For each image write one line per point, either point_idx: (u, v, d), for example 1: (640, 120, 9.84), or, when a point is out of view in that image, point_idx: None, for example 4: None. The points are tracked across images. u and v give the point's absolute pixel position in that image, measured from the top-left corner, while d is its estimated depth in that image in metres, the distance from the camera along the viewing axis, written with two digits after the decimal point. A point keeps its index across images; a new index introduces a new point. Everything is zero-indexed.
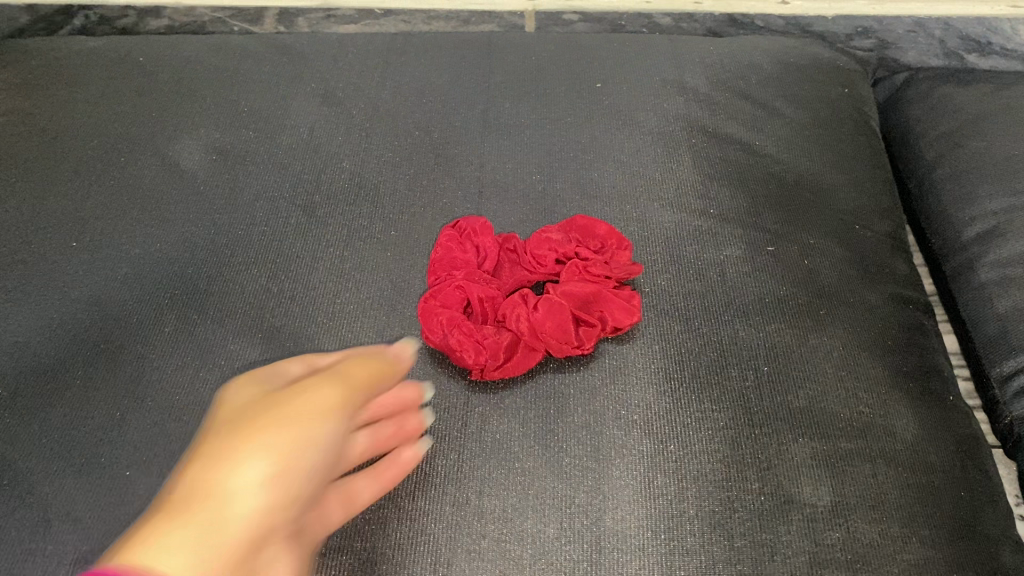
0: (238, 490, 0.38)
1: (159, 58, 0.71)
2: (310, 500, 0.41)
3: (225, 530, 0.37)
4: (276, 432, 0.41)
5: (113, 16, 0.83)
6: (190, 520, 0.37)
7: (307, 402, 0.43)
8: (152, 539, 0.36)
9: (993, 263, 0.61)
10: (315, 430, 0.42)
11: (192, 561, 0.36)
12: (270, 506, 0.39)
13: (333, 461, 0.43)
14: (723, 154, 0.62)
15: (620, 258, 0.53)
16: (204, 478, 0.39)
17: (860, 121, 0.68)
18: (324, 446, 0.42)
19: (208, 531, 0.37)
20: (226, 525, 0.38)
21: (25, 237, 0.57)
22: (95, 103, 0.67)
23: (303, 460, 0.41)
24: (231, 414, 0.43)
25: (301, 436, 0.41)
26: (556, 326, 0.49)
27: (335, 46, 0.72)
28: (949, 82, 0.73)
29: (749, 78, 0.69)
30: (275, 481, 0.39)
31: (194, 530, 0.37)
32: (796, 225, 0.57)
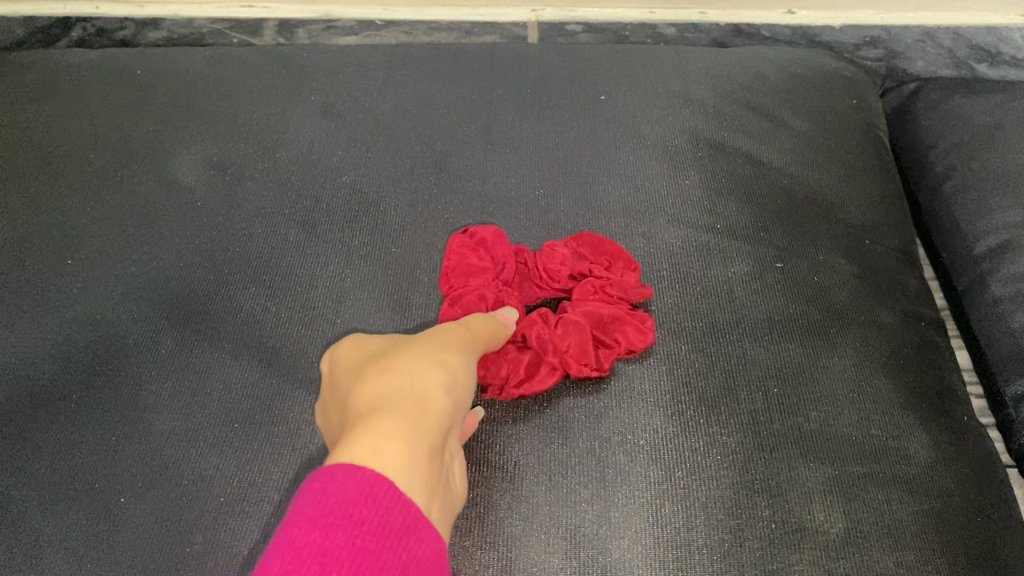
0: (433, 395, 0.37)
1: (157, 71, 0.71)
2: (458, 417, 0.39)
3: (428, 423, 0.35)
4: (406, 355, 0.40)
5: (112, 27, 0.82)
6: (400, 411, 0.35)
7: (434, 339, 0.42)
8: (381, 419, 0.34)
9: (1005, 279, 0.60)
10: (451, 355, 0.41)
11: (429, 456, 0.34)
12: (443, 411, 0.37)
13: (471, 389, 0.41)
14: (730, 167, 0.61)
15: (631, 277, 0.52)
16: (367, 390, 0.37)
17: (869, 132, 0.67)
18: (462, 371, 0.41)
19: (424, 427, 0.35)
20: (430, 422, 0.36)
21: (19, 255, 0.56)
22: (92, 118, 0.66)
23: (450, 376, 0.39)
24: (358, 361, 0.42)
25: (440, 358, 0.40)
26: (575, 346, 0.48)
27: (335, 58, 0.71)
28: (959, 92, 0.72)
29: (755, 89, 0.67)
30: (439, 391, 0.38)
31: (402, 421, 0.34)
32: (805, 241, 0.56)
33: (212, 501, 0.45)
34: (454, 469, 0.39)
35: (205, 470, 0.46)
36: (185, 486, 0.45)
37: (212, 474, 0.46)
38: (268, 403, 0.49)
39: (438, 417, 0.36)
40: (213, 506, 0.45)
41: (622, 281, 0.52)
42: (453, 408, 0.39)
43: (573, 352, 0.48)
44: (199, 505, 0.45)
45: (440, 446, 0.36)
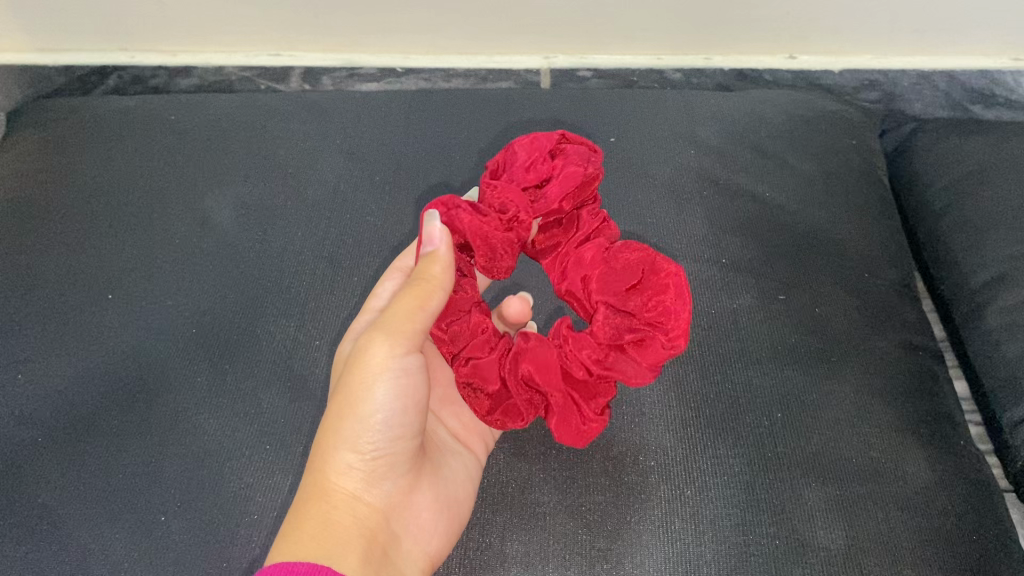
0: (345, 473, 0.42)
1: (190, 116, 0.74)
2: (389, 468, 0.44)
3: (335, 518, 0.41)
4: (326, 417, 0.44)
5: (146, 76, 0.87)
6: (308, 516, 0.41)
7: (353, 366, 0.44)
8: (295, 529, 0.40)
9: (999, 309, 0.62)
10: (364, 394, 0.43)
11: (346, 552, 0.40)
12: (356, 490, 0.43)
13: (404, 420, 0.44)
14: (734, 205, 0.64)
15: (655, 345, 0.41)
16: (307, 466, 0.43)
17: (868, 171, 0.70)
18: (378, 410, 0.43)
19: (331, 528, 0.41)
20: (340, 517, 0.42)
21: (63, 290, 0.59)
22: (130, 161, 0.70)
23: (361, 437, 0.43)
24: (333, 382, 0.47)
25: (350, 409, 0.43)
26: (486, 375, 0.45)
27: (358, 102, 0.75)
28: (954, 132, 0.75)
29: (759, 131, 0.71)
30: (349, 468, 0.43)
31: (311, 527, 0.40)
32: (807, 274, 0.59)
33: (248, 517, 0.48)
34: (410, 513, 0.45)
35: (241, 491, 0.49)
36: (222, 503, 0.48)
37: (247, 493, 0.49)
38: (299, 427, 0.52)
39: (349, 504, 0.42)
40: (248, 522, 0.48)
41: (627, 354, 0.42)
42: (378, 469, 0.44)
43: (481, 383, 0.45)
44: (236, 521, 0.48)
45: (356, 532, 0.42)
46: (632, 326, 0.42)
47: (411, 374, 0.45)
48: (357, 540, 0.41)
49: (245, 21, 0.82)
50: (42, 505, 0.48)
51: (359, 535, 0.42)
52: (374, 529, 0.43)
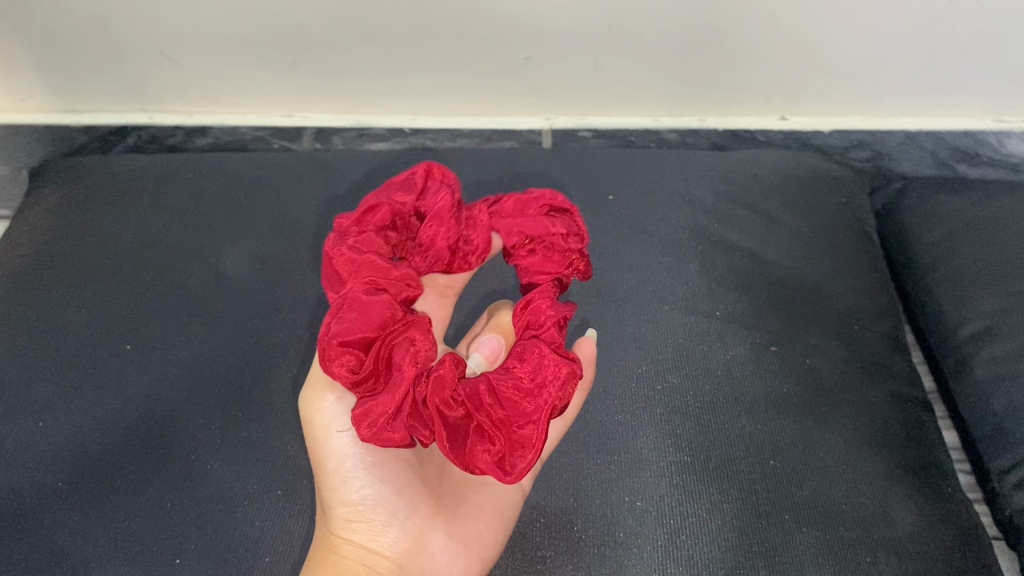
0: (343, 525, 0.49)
1: (206, 174, 0.78)
2: (390, 512, 0.51)
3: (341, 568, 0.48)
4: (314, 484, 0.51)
5: (164, 135, 0.91)
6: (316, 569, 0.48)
7: (311, 431, 0.51)
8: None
9: (987, 360, 0.65)
10: (329, 450, 0.50)
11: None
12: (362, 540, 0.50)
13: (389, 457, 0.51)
14: (727, 260, 0.66)
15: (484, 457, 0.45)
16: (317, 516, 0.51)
17: (858, 229, 0.73)
18: (348, 459, 0.50)
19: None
20: (350, 565, 0.49)
21: (83, 341, 0.62)
22: (148, 217, 0.73)
23: (346, 488, 0.50)
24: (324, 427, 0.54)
25: (324, 471, 0.50)
26: (368, 313, 0.47)
27: (367, 161, 0.78)
28: (941, 191, 0.78)
29: (751, 189, 0.74)
30: (348, 520, 0.50)
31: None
32: (798, 327, 0.61)
33: (259, 560, 0.50)
34: (425, 553, 0.51)
35: (251, 535, 0.51)
36: (233, 546, 0.50)
37: (259, 537, 0.51)
38: (308, 473, 0.54)
39: (357, 552, 0.49)
40: (259, 565, 0.50)
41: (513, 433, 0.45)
42: (377, 516, 0.50)
43: (358, 309, 0.47)
44: (247, 564, 0.50)
45: None
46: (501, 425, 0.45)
47: None
48: None
49: (259, 84, 0.86)
50: (62, 548, 0.50)
51: None
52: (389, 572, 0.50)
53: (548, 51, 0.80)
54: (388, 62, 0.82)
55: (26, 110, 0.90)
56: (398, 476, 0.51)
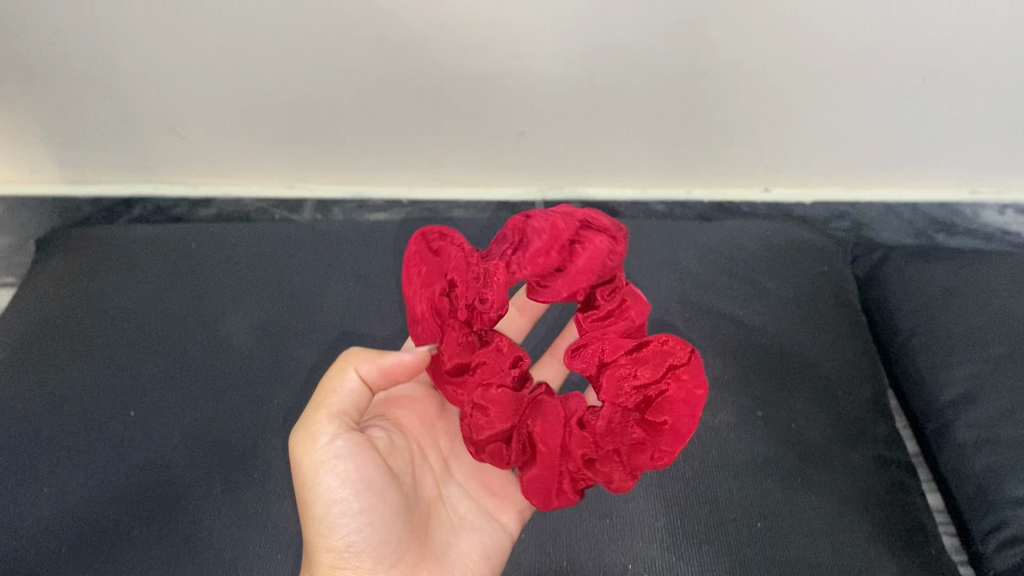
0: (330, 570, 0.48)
1: (210, 244, 0.80)
2: (377, 559, 0.48)
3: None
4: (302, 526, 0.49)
5: (169, 206, 0.95)
6: None
7: (299, 472, 0.48)
8: None
9: (968, 423, 0.67)
10: (317, 496, 0.47)
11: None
12: None
13: (376, 506, 0.47)
14: (715, 327, 0.69)
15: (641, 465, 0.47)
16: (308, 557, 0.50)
17: (840, 297, 0.76)
18: (335, 504, 0.47)
19: None
20: None
21: (88, 409, 0.64)
22: (153, 286, 0.76)
23: (332, 537, 0.47)
24: None
25: (312, 515, 0.47)
26: (498, 410, 0.48)
27: (366, 229, 0.81)
28: (919, 259, 0.81)
29: (737, 258, 0.76)
30: (334, 566, 0.48)
31: None
32: (784, 392, 0.64)
33: None
34: None
35: None
36: None
37: None
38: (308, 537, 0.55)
39: None
40: None
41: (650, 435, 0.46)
42: (364, 563, 0.48)
43: (481, 410, 0.48)
44: None
45: None
46: (648, 429, 0.46)
47: (359, 457, 0.47)
48: None
49: (262, 158, 0.89)
50: None
51: None
52: None
53: (542, 127, 0.83)
54: (388, 137, 0.86)
55: (34, 182, 0.93)
56: (387, 520, 0.48)
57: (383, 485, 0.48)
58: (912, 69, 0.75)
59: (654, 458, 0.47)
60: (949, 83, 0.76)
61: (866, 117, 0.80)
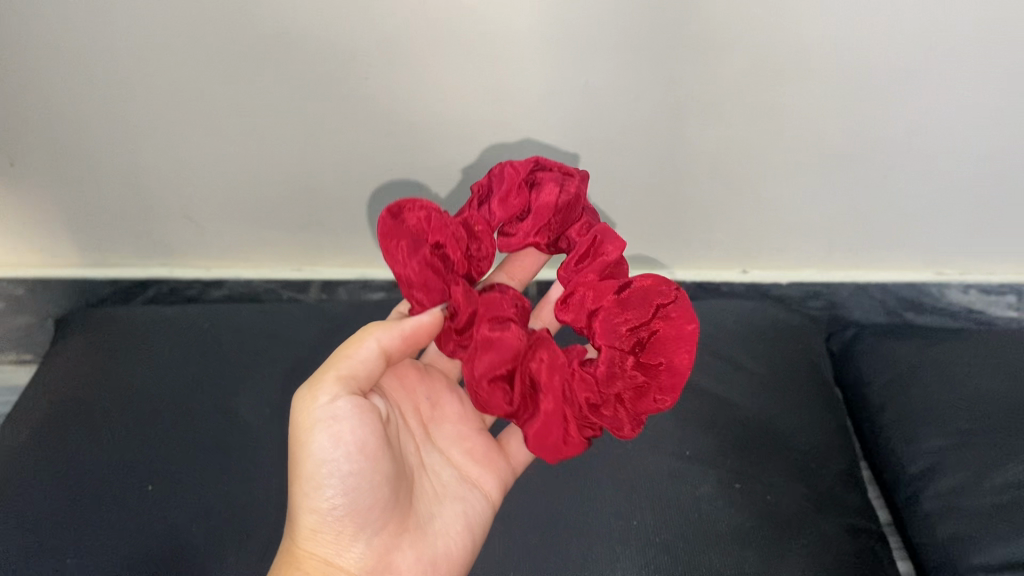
0: (311, 530, 0.54)
1: (223, 322, 0.85)
2: (358, 527, 0.54)
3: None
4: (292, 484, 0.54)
5: (182, 287, 1.01)
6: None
7: (300, 428, 0.53)
8: None
9: (935, 494, 0.71)
10: (310, 452, 0.52)
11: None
12: (325, 553, 0.54)
13: (364, 473, 0.52)
14: (697, 404, 0.73)
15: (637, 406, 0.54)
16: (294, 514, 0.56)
17: (815, 372, 0.81)
18: (325, 465, 0.52)
19: None
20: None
21: (109, 483, 0.69)
22: (168, 363, 0.80)
23: (316, 500, 0.53)
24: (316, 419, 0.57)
25: (303, 473, 0.53)
26: (504, 352, 0.54)
27: (370, 310, 0.86)
28: (889, 337, 0.86)
29: (718, 337, 0.81)
30: (315, 528, 0.54)
31: None
32: (761, 465, 0.68)
33: None
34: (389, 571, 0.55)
35: None
36: None
37: None
38: None
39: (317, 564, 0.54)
40: None
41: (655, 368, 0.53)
42: (345, 530, 0.54)
43: (491, 348, 0.54)
44: None
45: None
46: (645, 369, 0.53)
47: (357, 424, 0.52)
48: None
49: (272, 244, 0.95)
50: None
51: None
52: None
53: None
54: None
55: (54, 267, 0.98)
56: (373, 487, 0.53)
57: (376, 452, 0.52)
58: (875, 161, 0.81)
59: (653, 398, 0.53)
60: (911, 175, 0.82)
61: (836, 205, 0.87)
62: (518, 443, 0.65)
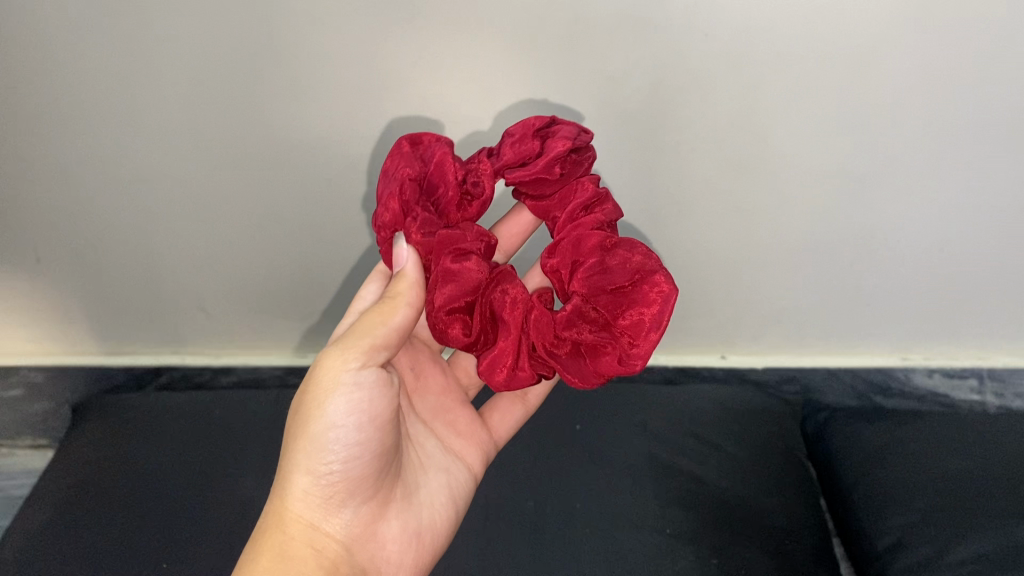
0: (301, 493, 0.57)
1: (230, 408, 0.90)
2: (353, 493, 0.58)
3: (288, 542, 0.57)
4: (293, 444, 0.57)
5: (193, 374, 1.07)
6: (264, 540, 0.56)
7: (315, 391, 0.56)
8: (257, 549, 0.56)
9: (902, 567, 0.75)
10: (322, 415, 0.56)
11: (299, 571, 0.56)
12: (313, 516, 0.58)
13: (369, 442, 0.57)
14: (677, 484, 0.78)
15: (598, 364, 0.56)
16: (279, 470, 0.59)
17: (789, 453, 0.86)
18: (334, 430, 0.56)
19: (286, 556, 0.56)
20: (295, 538, 0.57)
21: (125, 564, 0.74)
22: (179, 447, 0.86)
23: (316, 463, 0.56)
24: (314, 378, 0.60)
25: (309, 436, 0.56)
26: (466, 282, 0.56)
27: None
28: (858, 419, 0.92)
29: (697, 420, 0.87)
30: (306, 490, 0.57)
31: (266, 549, 0.56)
32: (736, 539, 0.74)
33: None
34: (372, 535, 0.60)
35: None
36: None
37: None
38: None
39: (304, 526, 0.57)
40: None
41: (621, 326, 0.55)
42: (337, 497, 0.58)
43: (453, 280, 0.56)
44: None
45: (309, 552, 0.57)
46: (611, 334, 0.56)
47: (371, 396, 0.56)
48: (314, 560, 0.56)
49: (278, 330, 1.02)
50: None
51: (317, 556, 0.57)
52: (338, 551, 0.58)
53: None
54: None
55: (70, 353, 1.05)
56: (374, 457, 0.58)
57: (383, 424, 0.57)
58: (838, 261, 0.89)
59: (615, 359, 0.56)
60: (874, 273, 0.90)
61: (805, 299, 0.94)
62: (500, 421, 0.74)
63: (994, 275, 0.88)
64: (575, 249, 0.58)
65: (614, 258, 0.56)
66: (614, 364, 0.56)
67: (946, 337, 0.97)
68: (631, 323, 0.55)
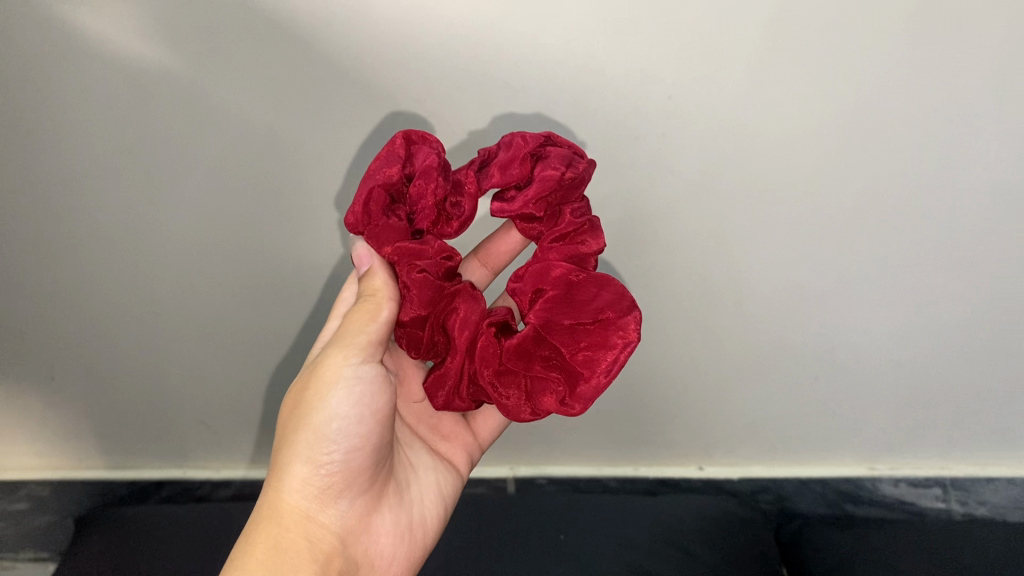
0: (296, 486, 0.62)
1: (225, 518, 0.95)
2: (349, 486, 0.63)
3: (285, 534, 0.61)
4: (292, 437, 0.62)
5: (194, 486, 1.13)
6: (262, 529, 0.61)
7: (318, 385, 0.62)
8: (254, 539, 0.61)
9: None
10: (325, 408, 0.61)
11: (298, 561, 0.60)
12: (309, 509, 0.62)
13: (367, 436, 0.62)
14: None
15: (546, 397, 0.62)
16: (274, 461, 0.64)
17: (761, 560, 0.90)
18: (335, 423, 0.61)
19: (283, 549, 0.60)
20: (291, 530, 0.61)
21: None
22: (175, 555, 0.90)
23: (315, 457, 0.61)
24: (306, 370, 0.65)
25: (310, 429, 0.61)
26: (426, 296, 0.61)
27: None
28: (827, 526, 0.97)
29: (675, 528, 0.92)
30: (302, 483, 0.62)
31: (264, 540, 0.61)
32: None
33: None
34: (364, 528, 0.65)
35: None
36: None
37: None
38: None
39: (299, 518, 0.62)
40: None
41: (567, 364, 0.61)
42: (335, 491, 0.63)
43: (415, 295, 0.61)
44: None
45: (304, 543, 0.61)
46: (563, 372, 0.61)
47: (370, 391, 0.62)
48: (310, 551, 0.61)
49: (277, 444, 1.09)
50: None
51: (313, 548, 0.61)
52: (332, 544, 0.63)
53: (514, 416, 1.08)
54: None
55: (97, 471, 1.13)
56: (370, 450, 0.63)
57: (380, 419, 0.63)
58: (788, 377, 1.01)
59: (559, 397, 0.61)
60: (820, 387, 1.02)
61: (763, 410, 1.06)
62: (484, 426, 0.79)
63: (921, 386, 1.01)
64: (545, 279, 0.62)
65: (583, 297, 0.61)
66: (558, 403, 0.61)
67: (894, 442, 1.08)
68: (586, 363, 0.60)
